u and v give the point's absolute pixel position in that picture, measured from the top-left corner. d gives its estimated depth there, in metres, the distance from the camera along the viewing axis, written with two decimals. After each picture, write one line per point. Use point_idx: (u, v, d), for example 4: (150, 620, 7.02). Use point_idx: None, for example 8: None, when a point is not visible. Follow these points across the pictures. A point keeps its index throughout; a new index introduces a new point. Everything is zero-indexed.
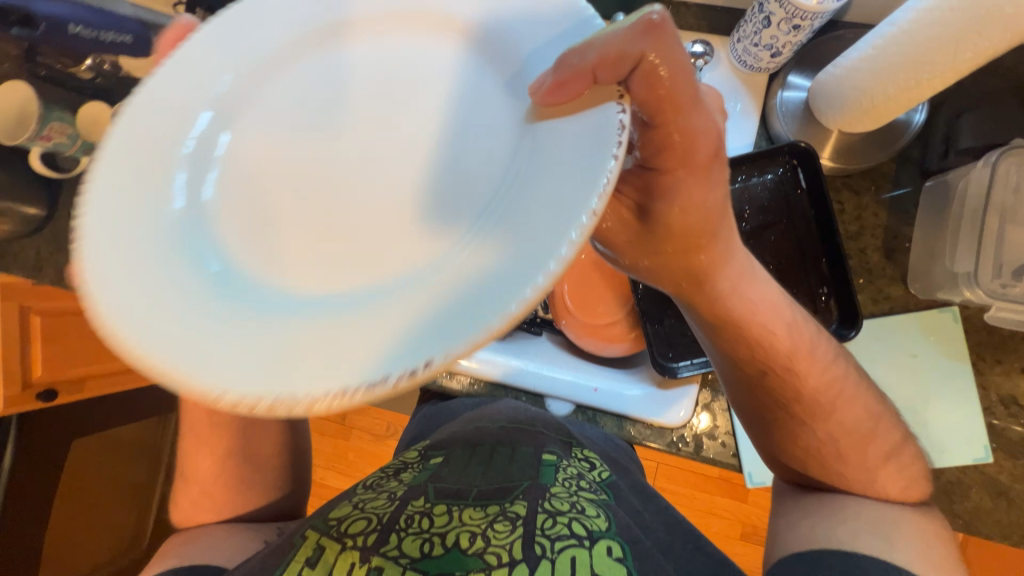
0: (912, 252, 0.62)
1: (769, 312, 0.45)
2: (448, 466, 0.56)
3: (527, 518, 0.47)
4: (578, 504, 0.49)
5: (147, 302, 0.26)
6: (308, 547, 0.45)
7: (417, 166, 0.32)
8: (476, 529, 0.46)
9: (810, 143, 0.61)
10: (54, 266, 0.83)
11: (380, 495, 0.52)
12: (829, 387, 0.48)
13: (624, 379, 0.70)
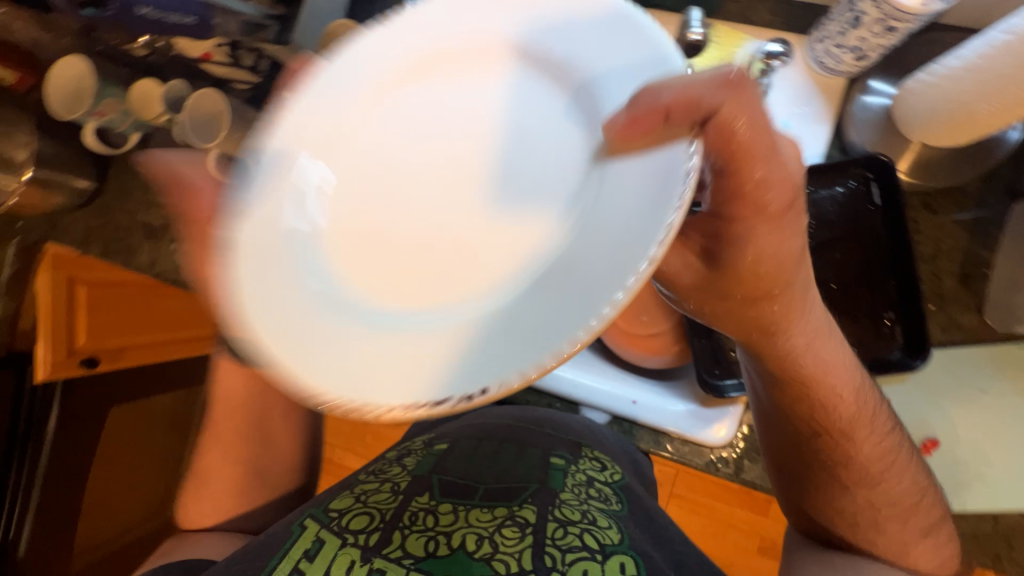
0: (992, 280, 0.57)
1: (837, 373, 0.45)
2: (453, 463, 0.59)
3: (536, 525, 0.49)
4: (587, 511, 0.51)
5: (296, 341, 0.30)
6: (308, 539, 0.50)
7: (486, 210, 0.36)
8: (483, 532, 0.49)
9: (891, 157, 0.57)
10: (100, 240, 0.85)
11: (383, 488, 0.56)
12: (887, 455, 0.47)
13: (666, 393, 0.68)
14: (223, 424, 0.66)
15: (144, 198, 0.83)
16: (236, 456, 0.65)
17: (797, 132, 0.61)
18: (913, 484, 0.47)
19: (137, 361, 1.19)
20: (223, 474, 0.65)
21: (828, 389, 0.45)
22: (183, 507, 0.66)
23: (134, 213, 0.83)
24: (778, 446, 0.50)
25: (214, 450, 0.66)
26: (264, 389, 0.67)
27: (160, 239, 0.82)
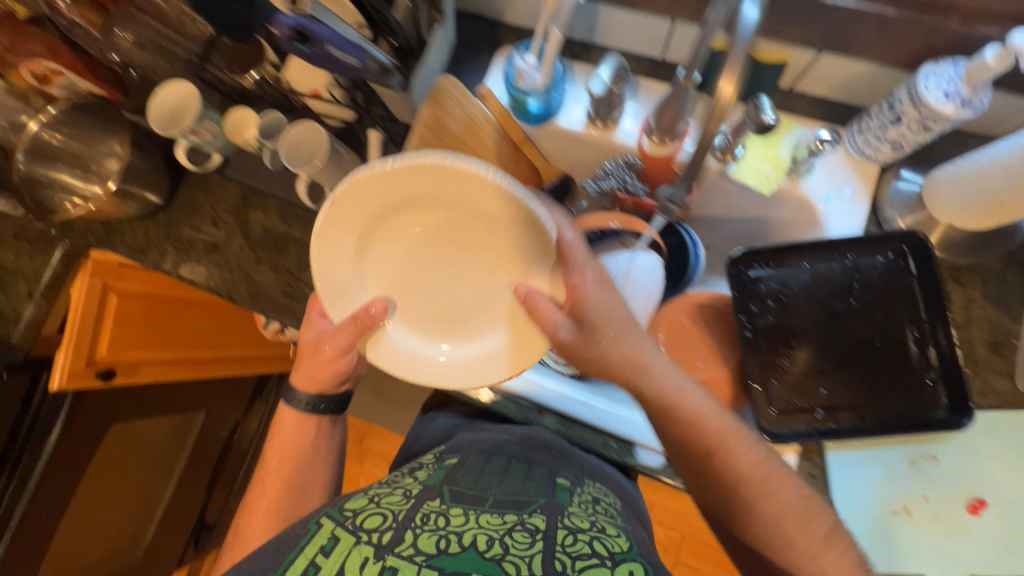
0: (1020, 349, 0.64)
1: (674, 388, 0.59)
2: (461, 475, 0.68)
3: (546, 531, 0.58)
4: (591, 524, 0.61)
5: (406, 366, 0.64)
6: (325, 535, 0.56)
7: (473, 288, 0.65)
8: (493, 534, 0.56)
9: (925, 236, 0.63)
10: (158, 250, 0.86)
11: (395, 493, 0.63)
12: (761, 471, 0.57)
13: None
14: (267, 474, 0.76)
15: (211, 215, 0.86)
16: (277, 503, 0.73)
17: (835, 208, 0.69)
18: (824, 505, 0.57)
19: (150, 380, 1.16)
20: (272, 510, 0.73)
21: (691, 408, 0.58)
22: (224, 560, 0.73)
23: (198, 228, 0.86)
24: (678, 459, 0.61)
25: (256, 504, 0.74)
26: (314, 430, 0.78)
27: (221, 255, 0.84)
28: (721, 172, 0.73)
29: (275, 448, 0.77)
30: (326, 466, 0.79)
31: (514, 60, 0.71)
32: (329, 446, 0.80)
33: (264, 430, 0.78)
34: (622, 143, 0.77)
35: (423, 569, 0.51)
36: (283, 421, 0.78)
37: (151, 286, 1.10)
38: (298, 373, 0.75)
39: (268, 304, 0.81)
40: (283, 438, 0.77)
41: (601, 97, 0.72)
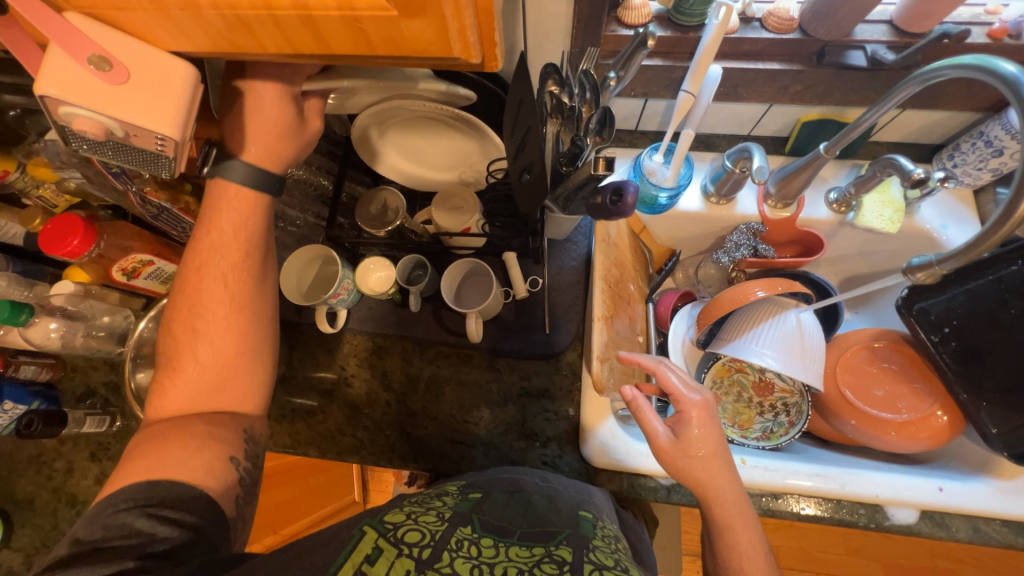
0: None
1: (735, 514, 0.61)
2: (501, 506, 0.59)
3: (573, 564, 0.50)
4: (620, 562, 0.52)
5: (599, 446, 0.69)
6: (369, 545, 0.51)
7: None
8: (523, 565, 0.49)
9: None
10: (286, 430, 0.76)
11: (430, 511, 0.57)
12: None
13: (956, 476, 0.68)
14: (186, 315, 0.60)
15: (342, 374, 0.79)
16: (202, 354, 0.59)
17: (956, 232, 0.76)
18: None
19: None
20: (202, 382, 0.59)
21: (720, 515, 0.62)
22: (159, 381, 0.60)
23: (331, 392, 0.78)
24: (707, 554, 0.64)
25: (183, 333, 0.59)
26: (240, 264, 0.60)
27: (365, 416, 0.76)
28: (842, 221, 0.80)
29: (205, 296, 0.60)
30: (258, 320, 0.62)
31: (642, 160, 0.78)
32: (265, 279, 0.63)
33: (256, 266, 0.61)
34: (743, 216, 0.82)
35: None
36: (210, 213, 0.59)
37: None
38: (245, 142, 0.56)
39: (438, 459, 0.73)
40: (218, 276, 0.59)
41: (727, 179, 0.76)
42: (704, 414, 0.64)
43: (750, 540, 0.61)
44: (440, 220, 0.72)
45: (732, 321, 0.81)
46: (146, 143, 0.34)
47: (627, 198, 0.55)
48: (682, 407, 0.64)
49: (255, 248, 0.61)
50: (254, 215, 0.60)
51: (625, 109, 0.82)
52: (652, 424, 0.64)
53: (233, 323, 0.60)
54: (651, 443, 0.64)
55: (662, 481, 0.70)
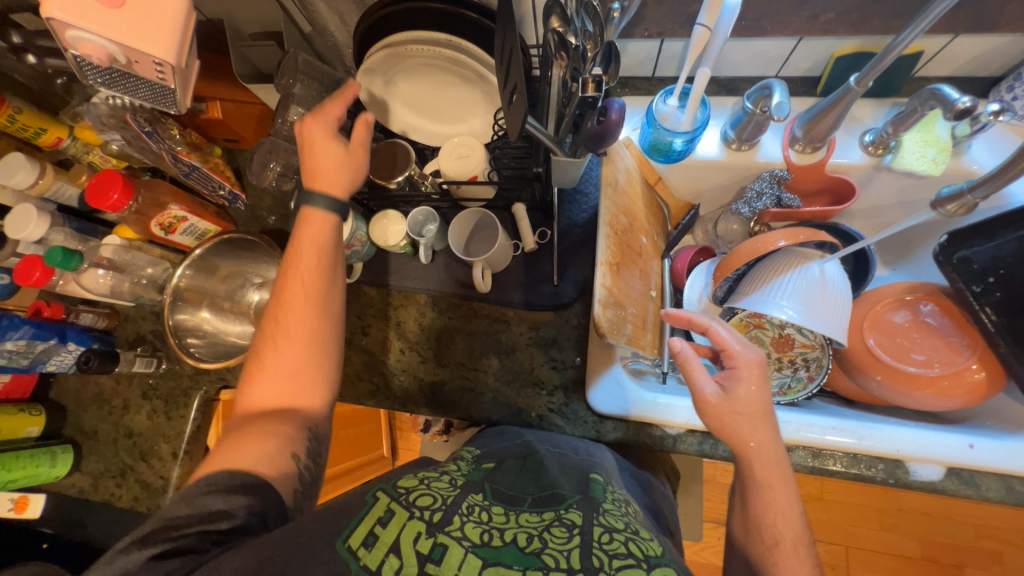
0: None
1: (778, 479, 0.60)
2: (512, 471, 0.61)
3: (582, 528, 0.51)
4: (630, 525, 0.53)
5: (604, 387, 0.70)
6: (381, 509, 0.53)
7: None
8: (533, 531, 0.51)
9: None
10: None
11: (444, 477, 0.59)
12: (800, 548, 0.59)
13: (991, 433, 0.64)
14: (278, 315, 0.65)
15: (359, 323, 0.82)
16: (281, 357, 0.63)
17: None
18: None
19: None
20: (284, 380, 0.63)
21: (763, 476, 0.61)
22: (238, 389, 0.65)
23: (350, 340, 0.82)
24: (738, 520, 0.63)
25: (268, 339, 0.64)
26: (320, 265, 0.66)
27: (381, 363, 0.80)
28: (878, 165, 0.73)
29: (287, 294, 0.65)
30: (334, 324, 0.67)
31: (656, 105, 0.74)
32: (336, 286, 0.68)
33: (326, 269, 0.66)
34: (766, 162, 0.77)
35: (470, 554, 0.48)
36: (306, 148, 0.67)
37: None
38: (314, 118, 0.67)
39: (448, 404, 0.76)
40: (299, 277, 0.65)
41: (748, 121, 0.72)
42: (756, 372, 0.62)
43: (788, 502, 0.60)
44: (446, 168, 0.72)
45: (749, 273, 0.78)
46: (146, 67, 0.53)
47: (613, 114, 0.55)
48: (727, 359, 0.64)
49: (330, 253, 0.67)
50: (350, 167, 0.68)
51: (642, 53, 0.78)
52: (699, 379, 0.63)
53: (313, 319, 0.65)
54: (695, 396, 0.62)
55: (667, 431, 0.70)
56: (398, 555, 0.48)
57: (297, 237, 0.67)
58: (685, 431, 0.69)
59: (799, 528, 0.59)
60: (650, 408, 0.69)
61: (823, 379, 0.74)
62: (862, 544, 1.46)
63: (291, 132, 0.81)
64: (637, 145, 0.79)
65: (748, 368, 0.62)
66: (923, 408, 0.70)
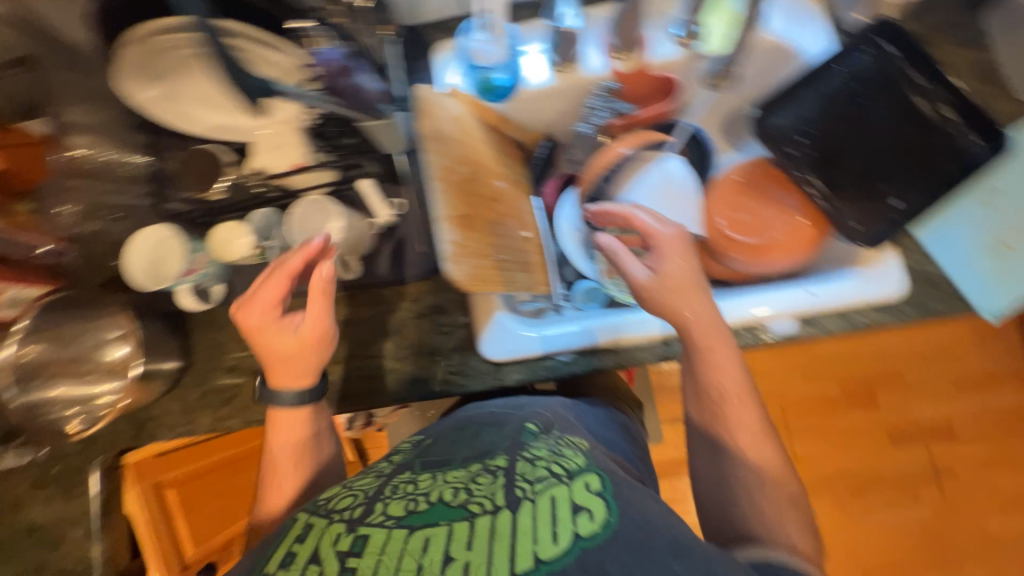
0: (1006, 72, 0.70)
1: (719, 338, 0.66)
2: (440, 444, 0.63)
3: (507, 469, 0.53)
4: (555, 451, 0.57)
5: (492, 335, 0.72)
6: (301, 527, 0.54)
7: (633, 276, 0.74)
8: (459, 485, 0.53)
9: (891, 19, 0.69)
10: (206, 412, 0.77)
11: (371, 474, 0.59)
12: (744, 394, 0.66)
13: (828, 276, 0.71)
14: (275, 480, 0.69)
15: (242, 345, 0.78)
16: (282, 500, 0.67)
17: (804, 36, 0.73)
18: (757, 420, 0.66)
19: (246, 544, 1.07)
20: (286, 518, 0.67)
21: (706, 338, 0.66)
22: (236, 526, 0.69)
23: (237, 365, 0.78)
24: (690, 392, 0.69)
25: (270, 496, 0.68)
26: (309, 451, 0.70)
27: None
28: (691, 56, 0.76)
29: (278, 459, 0.69)
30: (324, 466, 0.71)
31: (468, 44, 0.71)
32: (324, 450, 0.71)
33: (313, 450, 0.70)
34: (593, 77, 0.77)
35: (395, 531, 0.49)
36: (252, 334, 0.65)
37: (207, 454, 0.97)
38: (251, 301, 0.65)
39: (352, 398, 0.75)
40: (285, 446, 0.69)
41: (561, 38, 0.73)
42: (680, 244, 0.69)
43: (729, 359, 0.66)
44: (263, 162, 0.67)
45: (607, 187, 0.82)
46: None
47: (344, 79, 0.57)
48: (652, 244, 0.70)
49: (312, 442, 0.70)
50: (316, 349, 0.67)
51: (443, 3, 0.79)
52: (630, 267, 0.69)
53: (305, 475, 0.69)
54: (631, 283, 0.69)
55: (561, 358, 0.73)
56: (318, 562, 0.48)
57: (277, 430, 0.69)
58: (576, 354, 0.72)
59: (741, 383, 0.66)
60: (537, 341, 0.72)
61: None
62: (798, 400, 1.64)
63: (93, 166, 0.73)
64: (465, 90, 0.76)
65: (673, 238, 0.69)
66: (774, 271, 0.76)
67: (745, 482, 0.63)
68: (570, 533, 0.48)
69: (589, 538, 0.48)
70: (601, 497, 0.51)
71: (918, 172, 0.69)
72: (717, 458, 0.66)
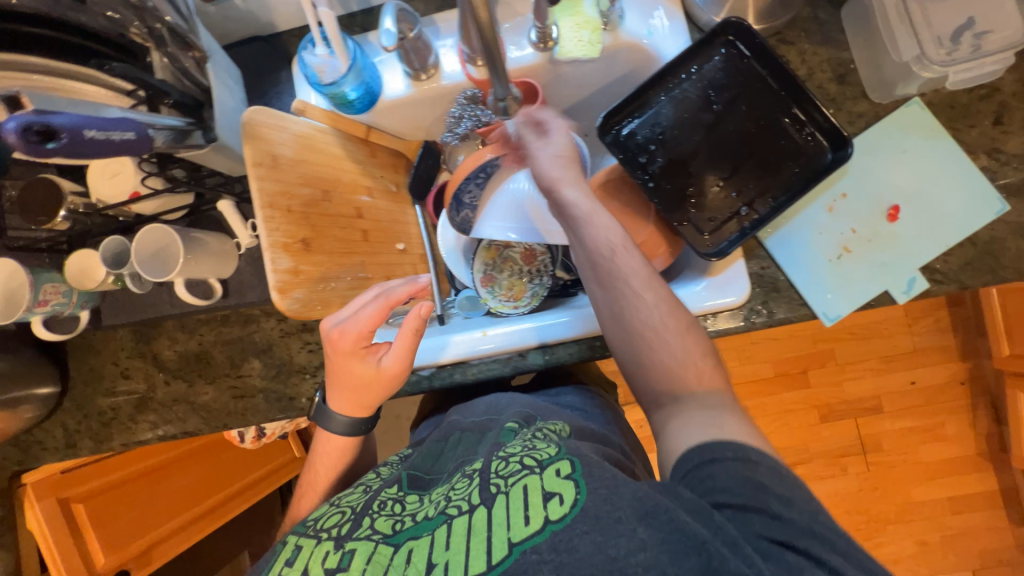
0: (860, 70, 0.69)
1: (616, 236, 0.61)
2: (421, 460, 0.65)
3: (482, 469, 0.52)
4: (530, 445, 0.54)
5: None
6: (290, 549, 0.52)
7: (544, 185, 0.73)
8: (445, 495, 0.51)
9: (740, 17, 0.67)
10: (87, 435, 0.79)
11: (356, 492, 0.59)
12: (663, 295, 0.59)
13: (679, 284, 0.73)
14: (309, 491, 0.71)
15: (117, 368, 0.79)
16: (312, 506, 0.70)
17: (660, 37, 0.71)
18: (687, 319, 0.58)
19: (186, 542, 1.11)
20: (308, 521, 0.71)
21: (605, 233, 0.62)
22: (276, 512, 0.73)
23: (113, 388, 0.79)
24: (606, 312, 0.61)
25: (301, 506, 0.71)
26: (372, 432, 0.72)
27: (150, 400, 0.78)
28: (549, 60, 0.73)
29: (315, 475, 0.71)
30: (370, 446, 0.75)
31: (307, 57, 0.67)
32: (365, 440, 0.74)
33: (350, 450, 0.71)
34: (454, 85, 0.76)
35: (380, 545, 0.48)
36: (338, 363, 0.63)
37: (121, 467, 1.00)
38: (335, 340, 0.61)
39: (225, 417, 0.77)
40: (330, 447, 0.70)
41: (407, 50, 0.70)
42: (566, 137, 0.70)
43: (632, 253, 0.60)
44: (101, 189, 0.68)
45: (479, 195, 0.81)
46: None
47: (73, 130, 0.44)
48: (543, 132, 0.70)
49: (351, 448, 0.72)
50: (389, 384, 0.65)
51: (288, 6, 0.73)
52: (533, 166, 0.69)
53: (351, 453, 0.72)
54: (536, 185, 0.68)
55: (422, 373, 0.75)
56: None
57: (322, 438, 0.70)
58: (437, 368, 0.74)
59: (662, 292, 0.59)
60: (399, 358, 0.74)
61: (542, 281, 0.84)
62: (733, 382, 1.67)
63: None
64: (318, 104, 0.74)
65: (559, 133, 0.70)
66: None
67: (662, 335, 0.57)
68: (543, 517, 0.43)
69: (559, 520, 0.43)
70: (574, 482, 0.46)
71: (764, 178, 0.69)
72: (655, 382, 0.57)
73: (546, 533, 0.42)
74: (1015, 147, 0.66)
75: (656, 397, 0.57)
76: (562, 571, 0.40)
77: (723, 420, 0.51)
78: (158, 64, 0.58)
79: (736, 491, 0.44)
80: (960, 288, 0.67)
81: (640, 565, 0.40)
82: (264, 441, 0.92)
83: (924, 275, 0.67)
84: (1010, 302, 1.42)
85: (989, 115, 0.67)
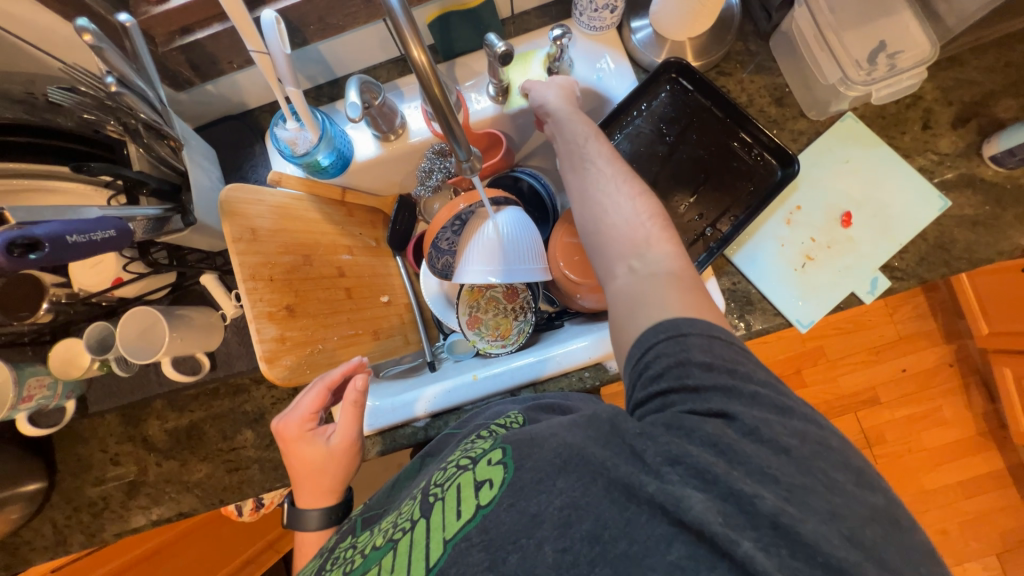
0: (795, 92, 0.74)
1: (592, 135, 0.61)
2: (383, 500, 0.64)
3: (426, 487, 0.51)
4: (470, 444, 0.52)
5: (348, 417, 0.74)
6: None
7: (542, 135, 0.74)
8: (388, 525, 0.51)
9: (679, 57, 0.72)
10: (77, 528, 0.76)
11: (318, 553, 0.59)
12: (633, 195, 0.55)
13: None
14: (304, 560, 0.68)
15: (106, 455, 0.77)
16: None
17: (609, 80, 0.76)
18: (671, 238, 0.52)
19: None
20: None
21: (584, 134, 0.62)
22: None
23: (102, 476, 0.77)
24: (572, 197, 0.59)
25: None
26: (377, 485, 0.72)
27: (142, 484, 0.76)
28: (508, 110, 0.78)
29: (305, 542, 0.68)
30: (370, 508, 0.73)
31: (280, 132, 0.71)
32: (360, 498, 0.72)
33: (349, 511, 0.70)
34: (422, 141, 0.80)
35: None
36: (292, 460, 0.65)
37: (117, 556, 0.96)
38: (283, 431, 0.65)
39: (220, 492, 0.75)
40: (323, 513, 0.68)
41: (374, 116, 0.74)
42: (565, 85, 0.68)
43: (607, 150, 0.59)
44: (84, 280, 0.69)
45: (457, 241, 0.82)
46: None
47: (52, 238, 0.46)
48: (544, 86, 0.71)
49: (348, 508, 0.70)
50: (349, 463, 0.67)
51: (258, 86, 0.77)
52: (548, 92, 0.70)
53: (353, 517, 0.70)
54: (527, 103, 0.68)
55: (416, 425, 0.74)
56: None
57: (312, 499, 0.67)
58: (431, 417, 0.74)
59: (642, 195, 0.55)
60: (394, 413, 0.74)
61: (528, 316, 0.85)
62: None
63: None
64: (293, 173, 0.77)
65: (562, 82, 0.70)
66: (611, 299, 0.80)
67: (611, 206, 0.54)
68: (473, 505, 0.43)
69: (486, 504, 0.42)
70: (501, 465, 0.44)
71: (723, 199, 0.73)
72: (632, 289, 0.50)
73: (475, 520, 0.42)
74: (945, 146, 0.71)
75: (614, 274, 0.52)
76: (490, 549, 0.39)
77: (667, 300, 0.46)
78: (134, 155, 0.61)
79: (678, 398, 0.41)
80: (920, 282, 0.70)
81: (558, 509, 0.39)
82: (262, 512, 0.89)
83: (885, 274, 0.70)
84: (981, 283, 1.47)
85: (919, 121, 0.72)
